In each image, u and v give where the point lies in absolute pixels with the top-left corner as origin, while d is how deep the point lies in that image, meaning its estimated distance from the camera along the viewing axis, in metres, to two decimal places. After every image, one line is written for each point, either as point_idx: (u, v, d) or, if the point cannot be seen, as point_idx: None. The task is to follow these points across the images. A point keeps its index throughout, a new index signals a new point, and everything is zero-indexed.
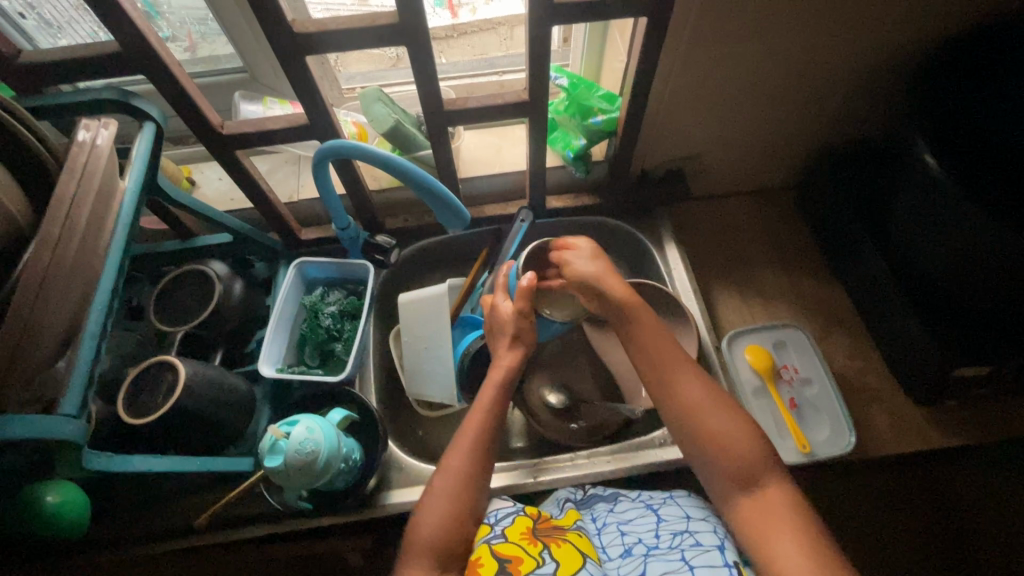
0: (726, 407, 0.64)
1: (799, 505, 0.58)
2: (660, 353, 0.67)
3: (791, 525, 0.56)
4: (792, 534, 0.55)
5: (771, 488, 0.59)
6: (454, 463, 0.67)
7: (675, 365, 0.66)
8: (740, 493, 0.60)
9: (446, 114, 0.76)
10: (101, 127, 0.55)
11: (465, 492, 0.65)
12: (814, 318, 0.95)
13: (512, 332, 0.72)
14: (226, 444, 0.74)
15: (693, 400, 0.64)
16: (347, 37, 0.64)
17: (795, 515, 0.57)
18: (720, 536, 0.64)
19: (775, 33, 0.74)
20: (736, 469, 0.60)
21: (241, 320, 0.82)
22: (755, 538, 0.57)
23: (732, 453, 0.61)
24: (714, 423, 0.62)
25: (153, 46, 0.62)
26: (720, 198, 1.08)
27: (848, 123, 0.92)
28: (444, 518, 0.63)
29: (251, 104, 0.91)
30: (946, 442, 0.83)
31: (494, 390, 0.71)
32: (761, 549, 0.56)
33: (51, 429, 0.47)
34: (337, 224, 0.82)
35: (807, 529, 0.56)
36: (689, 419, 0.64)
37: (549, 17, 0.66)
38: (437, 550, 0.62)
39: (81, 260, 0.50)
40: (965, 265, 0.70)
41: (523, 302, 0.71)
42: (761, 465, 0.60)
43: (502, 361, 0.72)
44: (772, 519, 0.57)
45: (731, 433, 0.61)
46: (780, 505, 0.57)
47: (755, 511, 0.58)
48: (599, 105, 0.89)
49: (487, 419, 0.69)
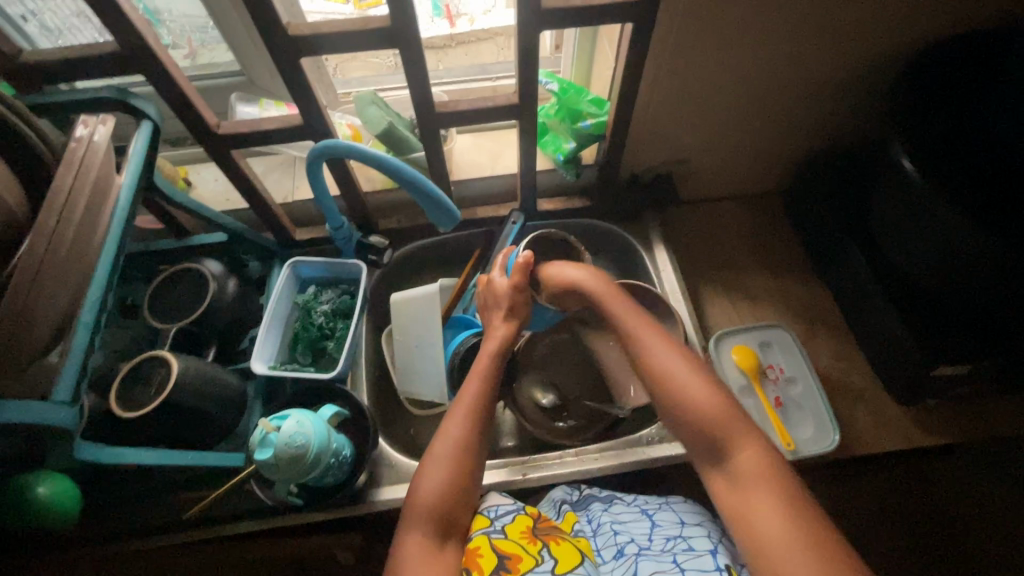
0: (697, 379, 0.64)
1: (774, 470, 0.57)
2: (640, 330, 0.68)
3: (764, 492, 0.55)
4: (769, 503, 0.55)
5: (743, 457, 0.58)
6: (453, 430, 0.68)
7: (654, 342, 0.67)
8: (716, 471, 0.60)
9: (437, 115, 0.78)
10: (99, 123, 0.56)
11: (464, 460, 0.67)
12: (800, 320, 0.97)
13: (507, 305, 0.76)
14: (218, 439, 0.75)
15: (665, 373, 0.65)
16: (340, 40, 0.66)
17: (771, 483, 0.56)
18: (713, 542, 0.65)
19: (757, 40, 0.76)
20: (706, 440, 0.61)
21: (234, 318, 0.83)
22: (733, 514, 0.57)
23: (709, 428, 0.61)
24: (694, 396, 0.62)
25: (152, 47, 0.64)
26: (708, 203, 1.10)
27: (833, 128, 0.94)
28: (445, 484, 0.65)
29: (248, 106, 0.96)
30: (928, 441, 0.84)
31: (490, 360, 0.73)
32: (741, 522, 0.55)
33: (41, 416, 0.48)
34: (331, 224, 0.83)
35: (783, 495, 0.55)
36: (664, 395, 0.64)
37: (538, 22, 0.67)
38: (437, 516, 0.64)
39: (75, 251, 0.52)
40: (944, 264, 0.71)
41: (519, 278, 0.75)
42: (733, 434, 0.60)
43: (497, 333, 0.76)
44: (749, 491, 0.56)
45: (712, 413, 0.61)
46: (754, 472, 0.57)
47: (735, 489, 0.57)
48: (589, 109, 0.91)
49: (484, 391, 0.71)
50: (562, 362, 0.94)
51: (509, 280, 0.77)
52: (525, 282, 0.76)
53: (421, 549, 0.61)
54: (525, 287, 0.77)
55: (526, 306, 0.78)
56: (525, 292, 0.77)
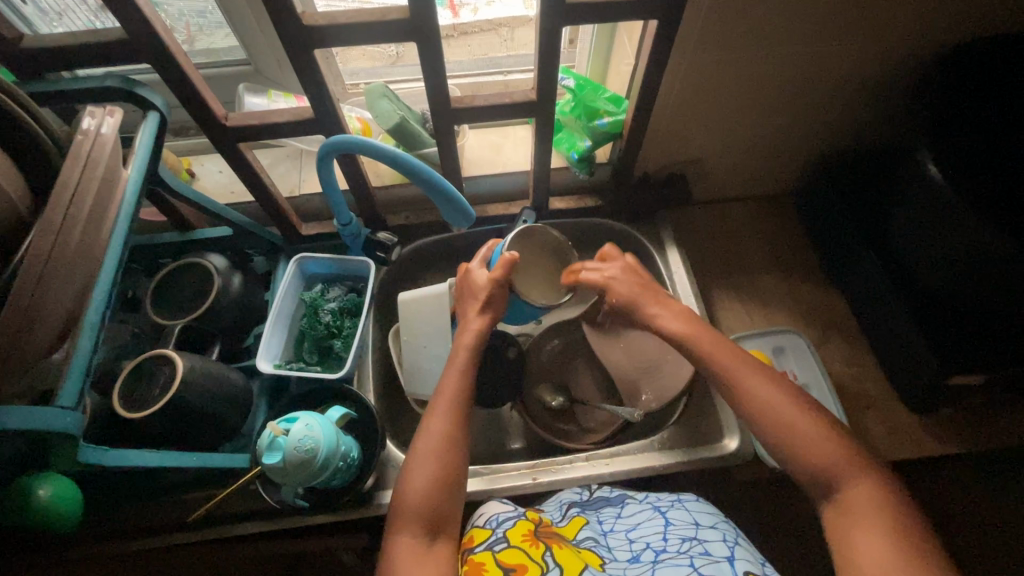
0: (791, 405, 0.64)
1: (883, 502, 0.57)
2: (731, 364, 0.68)
3: (876, 528, 0.55)
4: (878, 538, 0.54)
5: (854, 492, 0.58)
6: (436, 426, 0.68)
7: (746, 374, 0.67)
8: (826, 503, 0.60)
9: (453, 111, 0.76)
10: (106, 114, 0.54)
11: (448, 454, 0.66)
12: (813, 325, 0.96)
13: (484, 298, 0.75)
14: (224, 440, 0.73)
15: (761, 399, 0.65)
16: (356, 31, 0.63)
17: (882, 515, 0.56)
18: (730, 548, 0.63)
19: (781, 38, 0.74)
20: (814, 471, 0.61)
21: (239, 315, 0.81)
22: (838, 544, 0.57)
23: (808, 459, 0.61)
24: (797, 425, 0.62)
25: (161, 34, 0.61)
26: (722, 203, 1.08)
27: (850, 129, 0.92)
28: (431, 482, 0.64)
29: (255, 97, 0.91)
30: (941, 451, 0.83)
31: (466, 355, 0.73)
32: (842, 552, 0.56)
33: (49, 421, 0.46)
34: (339, 220, 0.82)
35: (894, 526, 0.55)
36: (761, 423, 0.64)
37: (560, 18, 0.65)
38: (425, 514, 0.63)
39: (83, 248, 0.50)
40: (977, 272, 0.69)
41: (500, 272, 0.74)
42: (842, 469, 0.60)
43: (470, 325, 0.75)
44: (856, 522, 0.57)
45: (822, 451, 0.61)
46: (867, 504, 0.57)
47: (842, 522, 0.58)
48: (606, 107, 0.89)
49: (462, 386, 0.71)
50: (571, 365, 0.93)
51: (489, 274, 0.76)
52: (506, 278, 0.75)
53: (410, 549, 0.61)
54: (505, 283, 0.75)
55: (502, 302, 0.77)
56: (504, 286, 0.75)
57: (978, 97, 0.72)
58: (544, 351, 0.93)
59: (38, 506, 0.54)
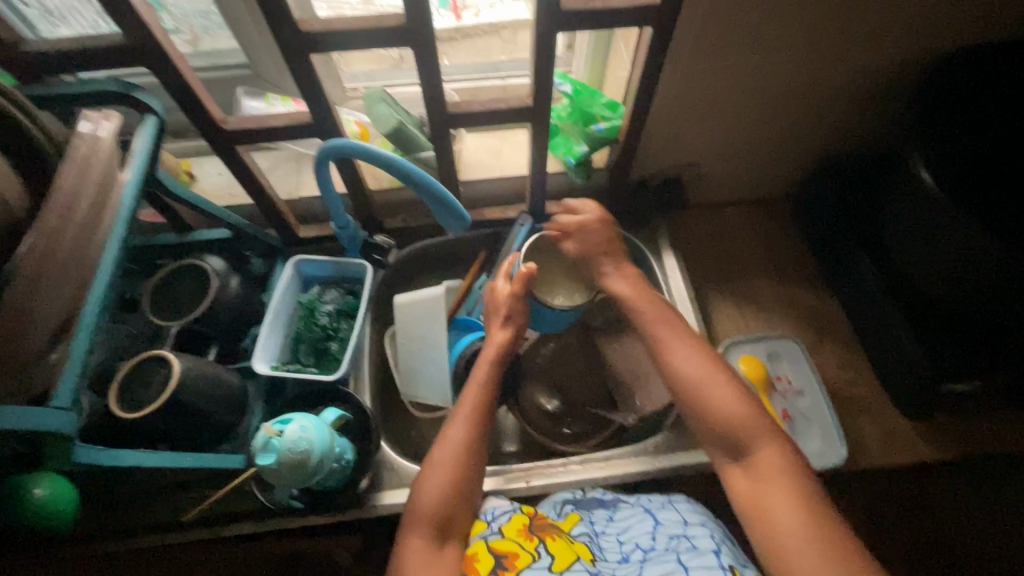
0: (715, 373, 0.63)
1: (791, 467, 0.57)
2: (665, 338, 0.68)
3: (785, 487, 0.56)
4: (787, 497, 0.55)
5: (763, 452, 0.58)
6: (454, 435, 0.68)
7: (678, 347, 0.66)
8: (734, 464, 0.60)
9: (449, 116, 0.76)
10: (102, 118, 0.56)
11: (464, 464, 0.67)
12: (809, 329, 0.96)
13: (505, 312, 0.76)
14: (221, 440, 0.74)
15: (689, 377, 0.64)
16: (353, 37, 0.64)
17: (789, 478, 0.56)
18: (715, 541, 0.64)
19: (773, 46, 0.75)
20: (729, 438, 0.60)
21: (236, 317, 0.82)
22: (749, 508, 0.57)
23: (726, 422, 0.61)
24: (720, 398, 0.62)
25: (157, 38, 0.61)
26: (718, 207, 1.09)
27: (847, 135, 0.93)
28: (445, 488, 0.65)
29: (254, 100, 0.92)
30: (933, 455, 0.84)
31: (488, 367, 0.73)
32: (760, 518, 0.56)
33: (42, 421, 0.46)
34: (337, 223, 0.81)
35: (801, 489, 0.56)
36: (690, 399, 0.63)
37: (556, 24, 0.66)
38: (436, 519, 0.64)
39: (77, 251, 0.50)
40: (979, 284, 0.68)
41: (519, 286, 0.76)
42: (751, 433, 0.59)
43: (494, 338, 0.75)
44: (767, 486, 0.57)
45: (735, 417, 0.60)
46: (773, 468, 0.57)
47: (750, 486, 0.58)
48: (601, 113, 0.89)
49: (483, 393, 0.72)
50: (567, 367, 0.93)
51: (510, 289, 0.77)
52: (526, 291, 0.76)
53: (422, 551, 0.61)
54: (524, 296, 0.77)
55: (524, 314, 0.77)
56: (524, 301, 0.77)
57: (978, 106, 0.72)
58: (541, 353, 0.92)
59: (34, 504, 0.55)
